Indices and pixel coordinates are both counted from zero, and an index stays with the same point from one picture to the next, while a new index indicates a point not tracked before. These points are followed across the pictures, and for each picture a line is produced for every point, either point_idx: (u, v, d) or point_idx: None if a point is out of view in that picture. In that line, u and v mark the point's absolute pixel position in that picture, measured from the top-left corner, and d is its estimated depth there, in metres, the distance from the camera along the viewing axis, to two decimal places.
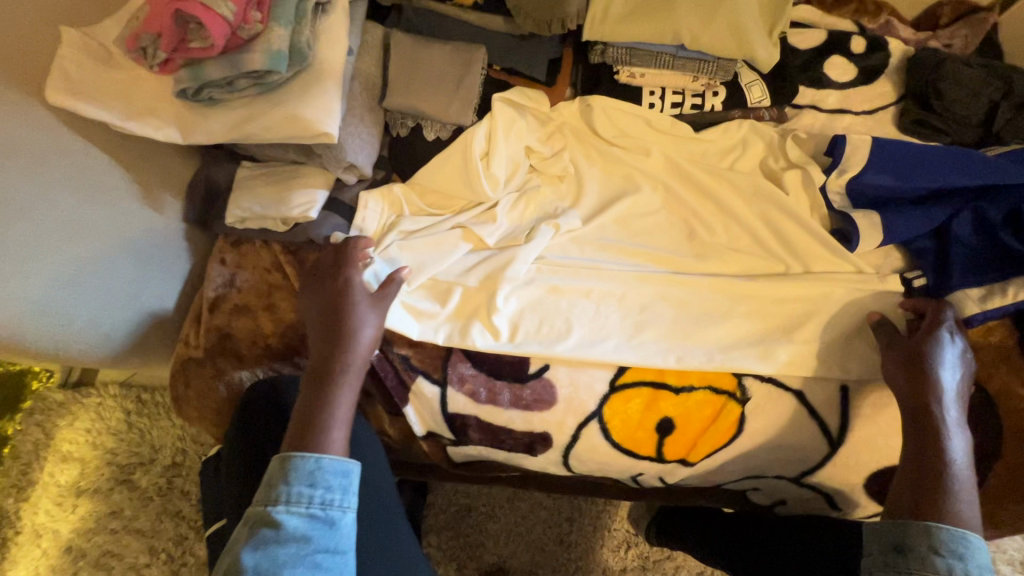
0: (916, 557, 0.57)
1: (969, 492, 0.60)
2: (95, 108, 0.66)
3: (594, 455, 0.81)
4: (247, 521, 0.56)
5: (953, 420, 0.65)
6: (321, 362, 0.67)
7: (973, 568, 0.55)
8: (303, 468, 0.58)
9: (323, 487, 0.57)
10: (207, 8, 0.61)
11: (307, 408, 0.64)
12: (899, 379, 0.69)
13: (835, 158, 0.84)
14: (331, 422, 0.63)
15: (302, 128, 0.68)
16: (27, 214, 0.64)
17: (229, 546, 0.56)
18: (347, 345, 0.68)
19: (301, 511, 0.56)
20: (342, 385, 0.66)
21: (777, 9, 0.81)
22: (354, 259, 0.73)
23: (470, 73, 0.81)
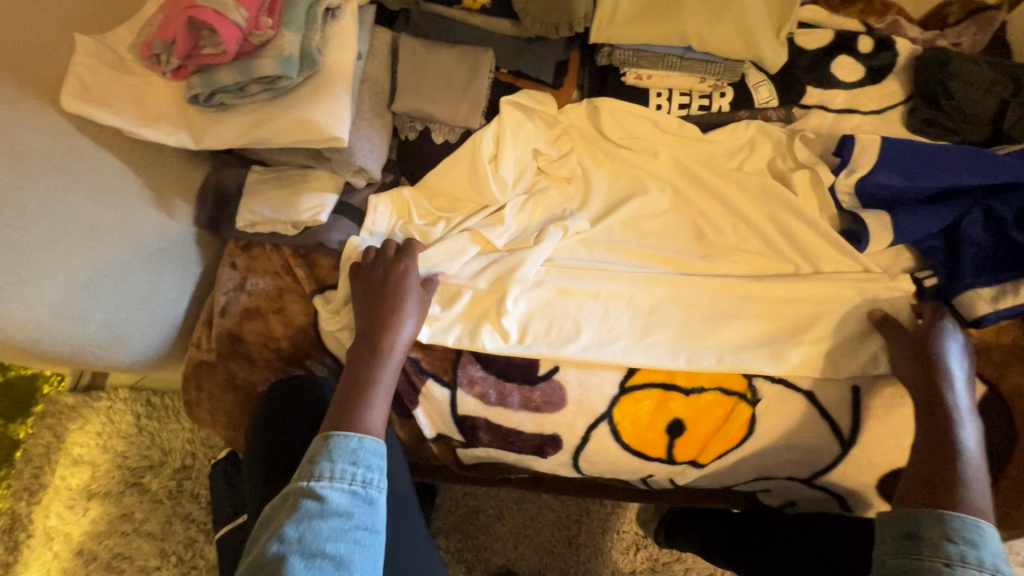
0: (927, 543, 0.54)
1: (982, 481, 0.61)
2: (108, 114, 0.67)
3: (604, 456, 0.81)
4: (287, 496, 0.56)
5: (960, 410, 0.66)
6: (363, 347, 0.70)
7: (987, 557, 0.52)
8: (345, 446, 0.59)
9: (365, 465, 0.58)
10: (220, 14, 0.61)
11: (348, 390, 0.67)
12: (903, 376, 0.71)
13: (844, 158, 0.82)
14: (370, 404, 0.66)
15: (312, 131, 0.69)
16: (44, 217, 0.65)
17: (270, 520, 0.55)
18: (390, 333, 0.71)
19: (343, 487, 0.56)
20: (383, 370, 0.69)
21: (785, 9, 0.81)
22: (411, 253, 0.77)
23: (478, 76, 0.81)
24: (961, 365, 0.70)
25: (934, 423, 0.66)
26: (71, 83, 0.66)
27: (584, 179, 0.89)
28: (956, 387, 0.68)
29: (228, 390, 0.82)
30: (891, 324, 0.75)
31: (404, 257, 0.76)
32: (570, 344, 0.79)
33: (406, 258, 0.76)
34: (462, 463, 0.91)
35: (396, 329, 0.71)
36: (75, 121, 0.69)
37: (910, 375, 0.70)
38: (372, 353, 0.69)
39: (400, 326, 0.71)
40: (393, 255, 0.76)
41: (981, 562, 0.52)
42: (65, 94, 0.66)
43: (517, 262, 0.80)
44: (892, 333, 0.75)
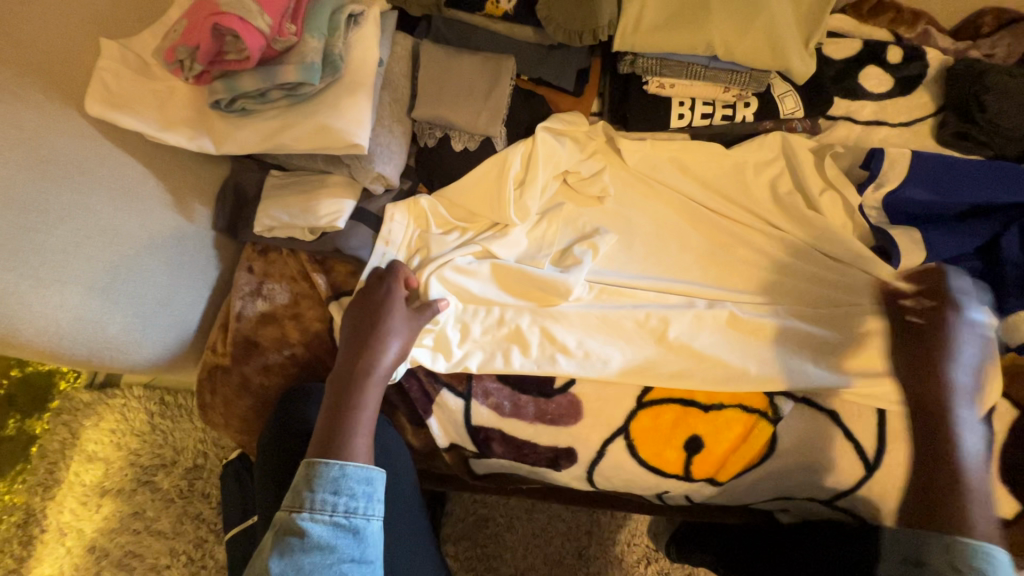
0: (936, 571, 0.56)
1: (982, 466, 0.64)
2: (132, 119, 0.67)
3: (620, 472, 0.80)
4: (274, 529, 0.56)
5: (957, 393, 0.67)
6: (345, 371, 0.69)
7: None
8: (327, 475, 0.58)
9: (347, 494, 0.57)
10: (245, 21, 0.61)
11: (332, 415, 0.65)
12: (903, 363, 0.73)
13: (873, 171, 0.82)
14: (353, 430, 0.63)
15: (332, 138, 0.68)
16: (66, 223, 0.65)
17: (258, 553, 0.56)
18: (372, 355, 0.69)
19: (325, 519, 0.55)
20: (364, 393, 0.67)
21: (814, 19, 0.79)
22: (394, 278, 0.76)
23: (500, 83, 0.80)
24: (976, 354, 0.70)
25: (934, 422, 0.67)
26: (96, 87, 0.66)
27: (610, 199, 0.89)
28: (966, 375, 0.68)
29: (241, 395, 0.82)
30: (889, 305, 0.77)
31: (387, 281, 0.75)
32: (581, 366, 0.77)
33: (390, 281, 0.75)
34: (474, 473, 0.90)
35: (378, 351, 0.69)
36: (99, 125, 0.69)
37: (910, 365, 0.72)
38: (355, 376, 0.68)
39: (383, 347, 0.70)
40: (379, 280, 0.76)
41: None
42: (91, 98, 0.66)
43: (543, 281, 0.80)
44: (893, 321, 0.76)
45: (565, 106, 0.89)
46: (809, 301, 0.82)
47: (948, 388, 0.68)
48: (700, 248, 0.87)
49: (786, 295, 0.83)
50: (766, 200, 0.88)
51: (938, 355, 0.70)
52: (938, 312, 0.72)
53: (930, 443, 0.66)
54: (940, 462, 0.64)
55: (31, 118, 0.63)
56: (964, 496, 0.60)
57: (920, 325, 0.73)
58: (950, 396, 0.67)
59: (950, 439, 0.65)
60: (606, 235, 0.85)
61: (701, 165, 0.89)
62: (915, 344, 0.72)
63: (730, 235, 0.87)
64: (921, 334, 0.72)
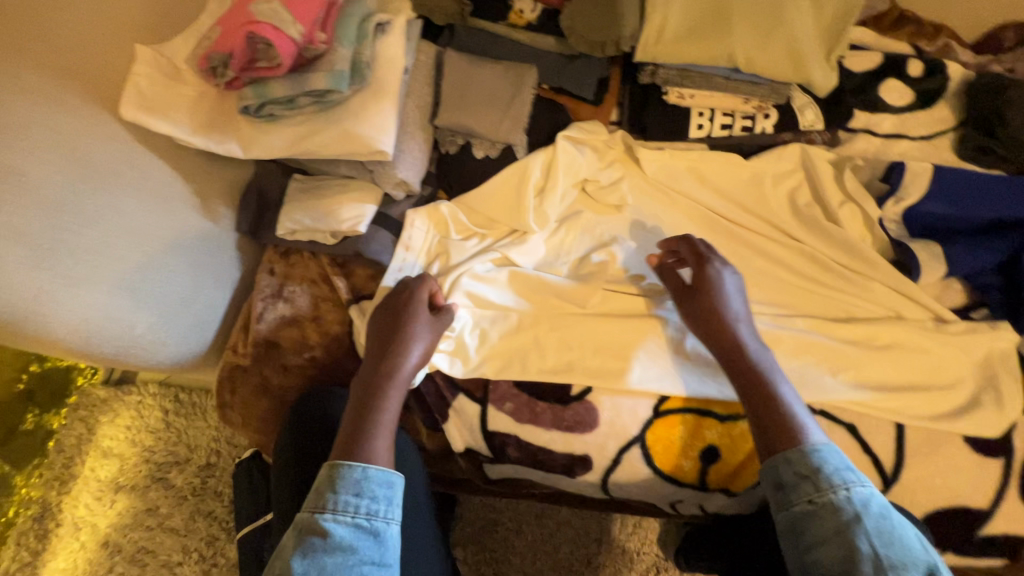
0: (793, 486, 0.60)
1: (793, 399, 0.67)
2: (163, 123, 0.68)
3: (635, 481, 0.80)
4: (295, 529, 0.57)
5: (733, 321, 0.72)
6: (367, 377, 0.70)
7: (835, 475, 0.59)
8: (350, 477, 0.59)
9: (369, 497, 0.58)
10: (277, 30, 0.62)
11: (354, 420, 0.66)
12: (688, 322, 0.75)
13: (892, 184, 0.82)
14: (373, 432, 0.64)
15: (356, 146, 0.69)
16: (97, 223, 0.66)
17: (279, 552, 0.56)
18: (393, 360, 0.70)
19: (347, 520, 0.56)
20: (385, 398, 0.68)
21: (838, 30, 0.79)
22: (418, 285, 0.77)
23: (522, 92, 0.81)
24: (741, 300, 0.74)
25: (731, 355, 0.70)
26: (130, 92, 0.68)
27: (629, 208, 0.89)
28: (741, 317, 0.73)
29: (260, 396, 0.83)
30: (663, 271, 0.80)
31: (411, 288, 0.76)
32: (596, 371, 0.79)
33: (413, 286, 0.76)
34: (487, 478, 0.91)
35: (400, 356, 0.70)
36: (131, 129, 0.70)
37: (695, 322, 0.74)
38: (377, 382, 0.69)
39: (404, 352, 0.71)
40: (403, 286, 0.77)
41: (833, 483, 0.58)
42: (125, 102, 0.67)
43: (563, 291, 0.83)
44: (668, 280, 0.79)
45: (585, 115, 0.89)
46: (824, 313, 0.83)
47: (733, 336, 0.71)
48: None
49: (801, 306, 0.83)
50: (783, 212, 0.88)
51: (721, 306, 0.73)
52: (702, 269, 0.75)
53: (746, 388, 0.68)
54: (760, 402, 0.66)
55: (67, 121, 0.64)
56: (787, 420, 0.64)
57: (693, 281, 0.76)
58: (733, 344, 0.70)
59: (756, 383, 0.68)
60: (627, 246, 0.87)
61: (720, 175, 0.89)
62: (693, 301, 0.75)
63: (747, 245, 0.87)
64: (704, 289, 0.74)
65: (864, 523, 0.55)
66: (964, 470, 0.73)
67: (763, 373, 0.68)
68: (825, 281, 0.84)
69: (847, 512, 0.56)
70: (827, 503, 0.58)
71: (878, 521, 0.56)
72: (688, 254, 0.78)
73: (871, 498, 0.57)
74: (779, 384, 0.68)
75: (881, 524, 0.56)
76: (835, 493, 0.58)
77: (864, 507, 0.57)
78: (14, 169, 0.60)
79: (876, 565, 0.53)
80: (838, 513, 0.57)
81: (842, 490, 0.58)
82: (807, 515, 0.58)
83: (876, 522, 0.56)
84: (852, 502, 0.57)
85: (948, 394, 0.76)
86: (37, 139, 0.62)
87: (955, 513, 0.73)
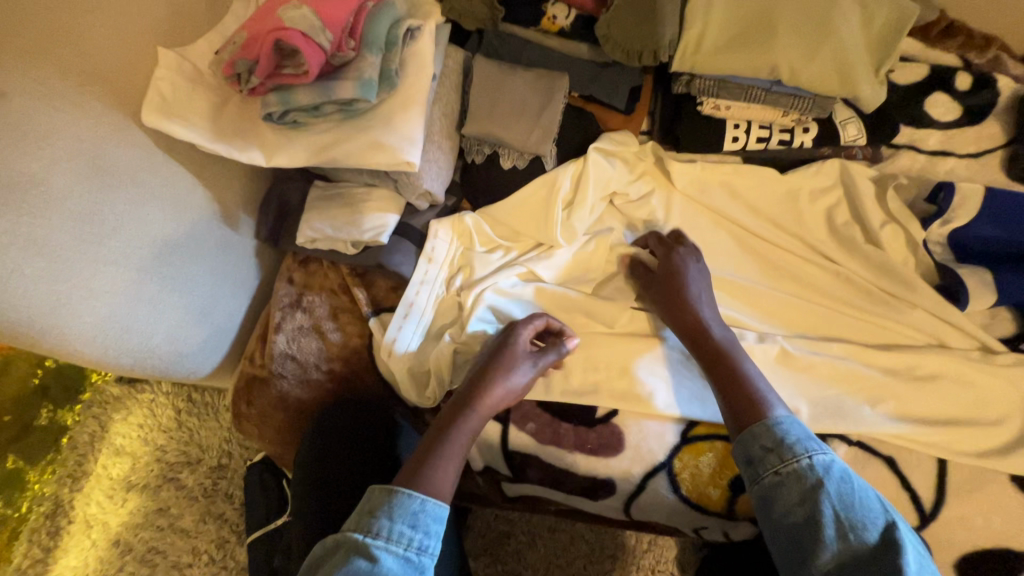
0: (760, 460, 0.61)
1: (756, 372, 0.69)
2: (185, 129, 0.66)
3: (659, 506, 0.77)
4: (341, 547, 0.56)
5: (694, 299, 0.75)
6: (453, 404, 0.70)
7: (798, 443, 0.60)
8: (407, 506, 0.59)
9: (422, 531, 0.58)
10: (308, 38, 0.60)
11: (425, 446, 0.66)
12: (657, 310, 0.78)
13: (941, 207, 0.78)
14: (439, 465, 0.64)
15: (384, 156, 0.67)
16: (118, 234, 0.64)
17: (319, 567, 0.56)
18: (483, 398, 0.69)
19: (397, 551, 0.56)
20: (465, 426, 0.68)
21: (890, 43, 0.74)
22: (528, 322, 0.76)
23: (552, 101, 0.78)
24: (704, 283, 0.77)
25: (692, 331, 0.73)
26: (152, 98, 0.65)
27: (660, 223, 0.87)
28: (704, 300, 0.76)
29: (277, 408, 0.81)
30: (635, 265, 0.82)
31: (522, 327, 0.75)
32: (624, 392, 0.76)
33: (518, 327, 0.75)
34: (505, 494, 0.89)
35: (492, 393, 0.70)
36: (152, 135, 0.68)
37: (662, 306, 0.77)
38: (461, 411, 0.69)
39: (500, 385, 0.70)
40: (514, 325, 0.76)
41: (797, 452, 0.59)
42: (147, 108, 0.64)
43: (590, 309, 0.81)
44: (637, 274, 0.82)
45: (614, 125, 0.86)
46: (862, 338, 0.79)
47: (697, 317, 0.73)
48: (751, 277, 0.84)
49: (838, 331, 0.80)
50: (820, 229, 0.84)
51: (684, 290, 0.76)
52: (669, 258, 0.79)
53: (713, 367, 0.70)
54: (727, 379, 0.68)
55: (89, 127, 0.62)
56: (753, 394, 0.65)
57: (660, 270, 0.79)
58: (696, 323, 0.73)
59: (725, 361, 0.69)
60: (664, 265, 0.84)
61: (755, 190, 0.86)
62: (660, 286, 0.78)
63: (781, 263, 0.84)
64: (668, 273, 0.77)
65: (826, 489, 0.56)
66: (1012, 511, 0.69)
67: (727, 350, 0.71)
68: (863, 304, 0.81)
69: (810, 479, 0.58)
70: (791, 472, 0.59)
71: (841, 485, 0.57)
72: (660, 249, 0.81)
73: (833, 464, 0.58)
74: (743, 360, 0.70)
75: (843, 489, 0.57)
76: (798, 462, 0.59)
77: (826, 472, 0.58)
78: (35, 179, 0.57)
79: (838, 527, 0.55)
80: (801, 481, 0.58)
81: (805, 459, 0.59)
82: (773, 487, 0.59)
83: (839, 486, 0.57)
84: (814, 468, 0.58)
85: (995, 429, 0.72)
86: (61, 148, 0.59)
87: (997, 557, 0.68)
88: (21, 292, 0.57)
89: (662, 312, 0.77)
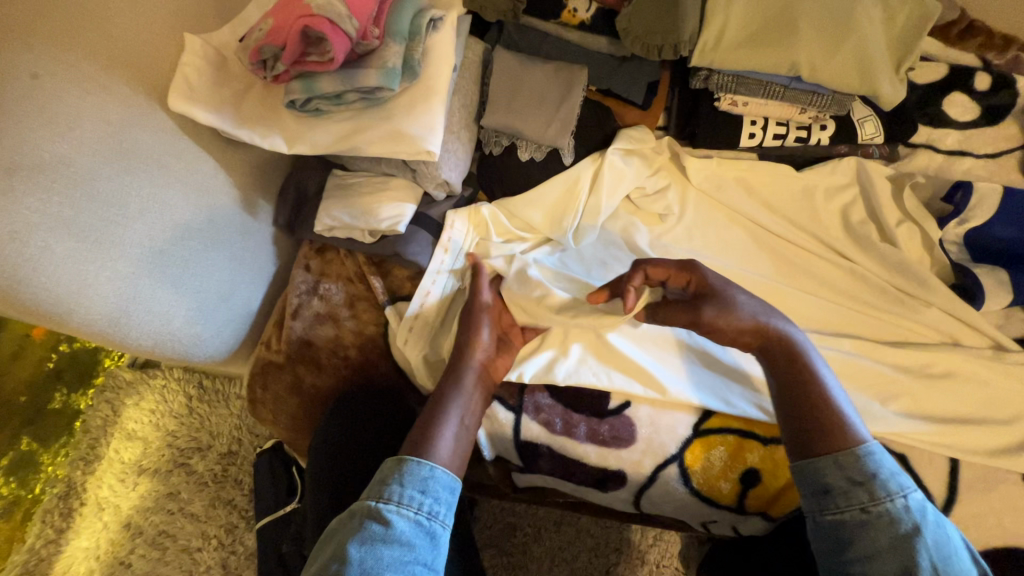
0: (843, 492, 0.57)
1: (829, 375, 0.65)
2: (210, 115, 0.67)
3: (668, 498, 0.78)
4: (354, 514, 0.60)
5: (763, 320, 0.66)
6: (445, 374, 0.73)
7: (892, 481, 0.56)
8: (417, 473, 0.62)
9: (432, 497, 0.61)
10: (334, 25, 0.60)
11: (428, 415, 0.69)
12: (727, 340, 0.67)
13: (958, 205, 0.79)
14: (443, 430, 0.67)
15: (405, 144, 0.68)
16: (143, 215, 0.65)
17: (335, 535, 0.59)
18: (465, 362, 0.73)
19: (409, 515, 0.59)
20: (462, 393, 0.71)
21: (909, 40, 0.74)
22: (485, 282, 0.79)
23: (572, 93, 0.79)
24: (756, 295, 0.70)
25: (769, 357, 0.66)
26: (179, 84, 0.66)
27: (676, 217, 0.87)
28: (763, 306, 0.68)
29: (293, 393, 0.82)
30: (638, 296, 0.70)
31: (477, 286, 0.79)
32: (637, 384, 0.76)
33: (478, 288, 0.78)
34: (515, 484, 0.90)
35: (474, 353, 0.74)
36: (177, 120, 0.69)
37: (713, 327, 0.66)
38: (452, 378, 0.72)
39: (478, 346, 0.74)
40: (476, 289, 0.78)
41: (890, 491, 0.56)
42: (173, 94, 0.65)
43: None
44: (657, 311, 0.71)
45: (631, 118, 0.87)
46: (875, 335, 0.80)
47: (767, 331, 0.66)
48: (765, 273, 0.84)
49: (851, 328, 0.80)
50: (835, 227, 0.85)
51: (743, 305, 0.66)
52: (696, 280, 0.69)
53: (790, 385, 0.63)
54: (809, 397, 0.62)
55: (117, 112, 0.63)
56: (830, 407, 0.61)
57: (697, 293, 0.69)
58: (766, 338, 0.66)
59: (800, 376, 0.63)
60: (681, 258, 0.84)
61: (769, 188, 0.86)
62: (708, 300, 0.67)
63: (794, 261, 0.84)
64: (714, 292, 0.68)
65: (923, 535, 0.53)
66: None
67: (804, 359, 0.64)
68: (877, 302, 0.81)
69: (905, 522, 0.54)
70: (882, 512, 0.55)
71: (938, 532, 0.54)
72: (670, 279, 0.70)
73: (927, 506, 0.56)
74: (819, 367, 0.64)
75: (939, 537, 0.54)
76: (892, 501, 0.55)
77: (922, 516, 0.55)
78: (64, 160, 0.58)
79: None
80: (895, 524, 0.54)
81: (899, 498, 0.56)
82: (860, 526, 0.55)
83: (935, 533, 0.54)
84: (909, 511, 0.55)
85: (1009, 429, 0.72)
86: (88, 130, 0.60)
87: (1011, 555, 0.68)
88: (50, 272, 0.58)
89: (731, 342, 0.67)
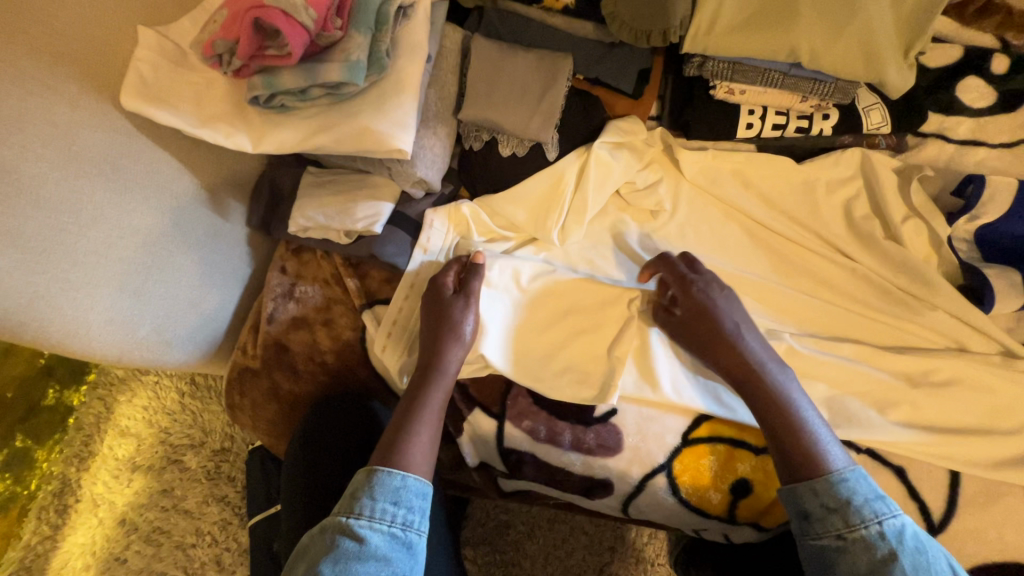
0: (819, 519, 0.58)
1: (798, 393, 0.65)
2: (167, 114, 0.63)
3: (657, 507, 0.75)
4: (326, 530, 0.58)
5: (754, 357, 0.67)
6: (415, 380, 0.71)
7: (866, 507, 0.57)
8: (388, 484, 0.60)
9: (405, 507, 0.60)
10: (289, 16, 0.56)
11: (399, 423, 0.67)
12: (714, 365, 0.69)
13: (968, 202, 0.75)
14: (412, 441, 0.65)
15: (373, 143, 0.63)
16: (99, 223, 0.62)
17: (307, 554, 0.57)
18: (438, 367, 0.70)
19: (382, 529, 0.58)
20: (433, 400, 0.69)
21: (920, 22, 0.68)
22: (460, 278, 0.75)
23: (555, 85, 0.74)
24: (742, 315, 0.71)
25: (750, 389, 0.66)
26: (132, 81, 0.62)
27: (669, 213, 0.83)
28: (741, 323, 0.70)
29: (270, 399, 0.80)
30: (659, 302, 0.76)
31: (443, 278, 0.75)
32: (639, 383, 0.73)
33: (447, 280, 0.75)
34: (501, 489, 0.88)
35: (446, 355, 0.71)
36: (134, 119, 0.65)
37: (692, 349, 0.71)
38: (423, 384, 0.70)
39: (454, 348, 0.71)
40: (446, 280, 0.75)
41: (865, 518, 0.56)
42: (126, 92, 0.62)
43: (596, 308, 0.77)
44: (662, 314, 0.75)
45: (621, 109, 0.82)
46: (877, 338, 0.76)
47: (741, 357, 0.67)
48: (761, 272, 0.80)
49: (849, 331, 0.76)
50: (837, 223, 0.80)
51: (716, 326, 0.69)
52: (689, 293, 0.71)
53: (763, 412, 0.64)
54: (775, 422, 0.63)
55: (64, 113, 0.59)
56: (809, 438, 0.61)
57: (687, 315, 0.71)
58: (745, 368, 0.67)
59: (776, 410, 0.64)
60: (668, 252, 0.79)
61: (768, 181, 0.81)
62: (689, 323, 0.71)
63: (792, 260, 0.80)
64: (697, 314, 0.70)
65: (900, 561, 0.54)
66: None
67: (775, 383, 0.65)
68: (879, 304, 0.77)
69: (881, 549, 0.55)
70: (858, 539, 0.56)
71: (916, 557, 0.54)
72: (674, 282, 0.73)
73: (903, 530, 0.56)
74: (799, 402, 0.64)
75: (917, 561, 0.54)
76: (867, 528, 0.56)
77: (898, 542, 0.55)
78: (6, 167, 0.55)
79: None
80: (871, 550, 0.55)
81: (874, 524, 0.56)
82: (836, 553, 0.56)
83: (913, 558, 0.54)
84: (885, 537, 0.55)
85: (1016, 440, 0.68)
86: (33, 134, 0.57)
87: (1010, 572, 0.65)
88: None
89: (720, 367, 0.69)
